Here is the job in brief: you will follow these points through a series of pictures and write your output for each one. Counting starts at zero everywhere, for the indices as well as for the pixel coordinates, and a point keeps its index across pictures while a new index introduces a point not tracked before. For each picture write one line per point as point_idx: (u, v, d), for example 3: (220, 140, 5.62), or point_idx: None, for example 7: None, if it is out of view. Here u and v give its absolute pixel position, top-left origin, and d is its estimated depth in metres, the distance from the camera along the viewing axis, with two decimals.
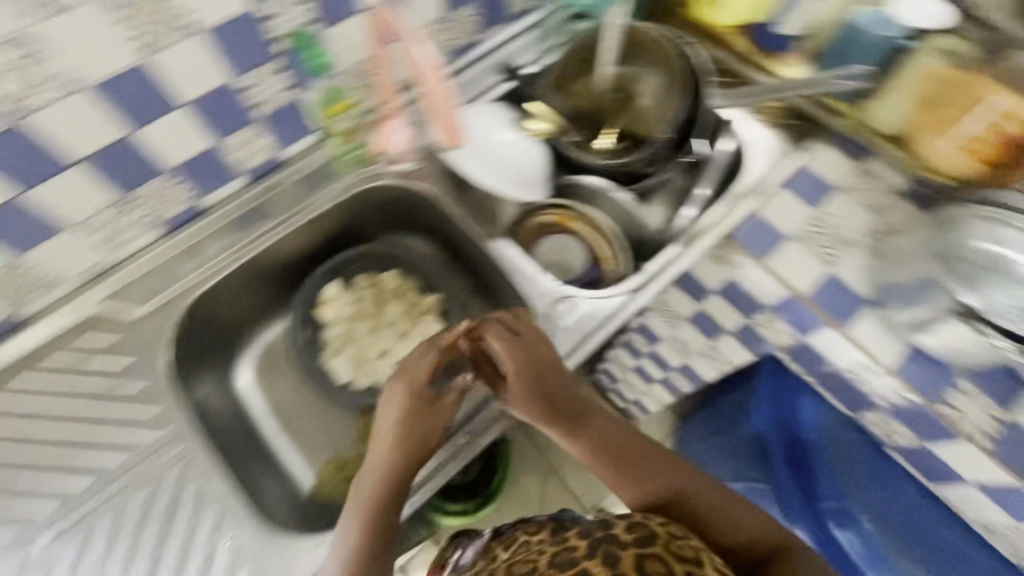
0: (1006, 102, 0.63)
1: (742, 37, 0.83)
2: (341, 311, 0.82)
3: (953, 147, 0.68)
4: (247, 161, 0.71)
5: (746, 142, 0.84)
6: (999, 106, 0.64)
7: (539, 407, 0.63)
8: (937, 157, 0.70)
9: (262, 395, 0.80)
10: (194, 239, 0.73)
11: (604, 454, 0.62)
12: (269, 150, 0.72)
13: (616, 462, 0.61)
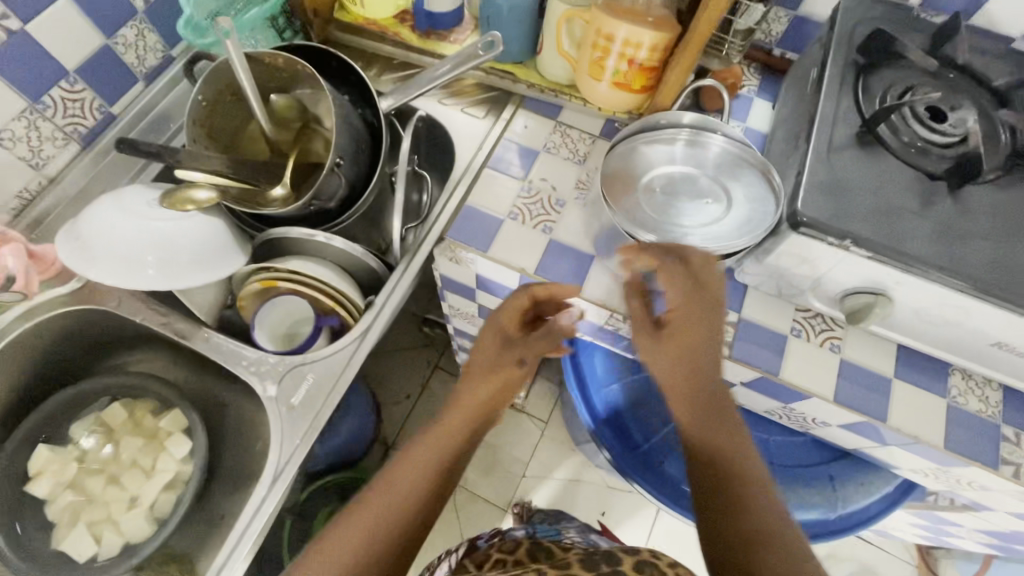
0: (623, 29, 0.61)
1: (406, 25, 0.78)
2: (65, 477, 0.69)
3: (599, 83, 0.68)
4: None
5: (448, 127, 0.81)
6: (618, 36, 0.62)
7: (679, 376, 0.51)
8: (592, 92, 0.70)
9: None
10: None
11: (694, 401, 0.51)
12: None
13: (699, 404, 0.51)
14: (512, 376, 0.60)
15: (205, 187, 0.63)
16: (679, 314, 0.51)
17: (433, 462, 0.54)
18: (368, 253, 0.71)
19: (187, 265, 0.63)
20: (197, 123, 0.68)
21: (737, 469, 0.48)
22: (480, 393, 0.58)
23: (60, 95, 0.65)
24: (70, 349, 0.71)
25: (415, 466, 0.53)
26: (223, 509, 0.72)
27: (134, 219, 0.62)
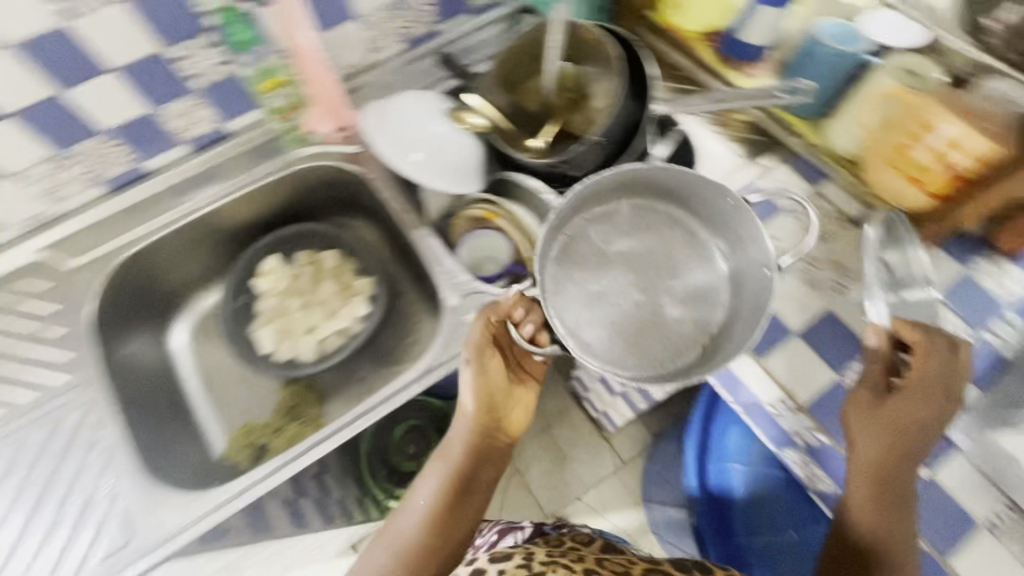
0: (951, 131, 0.57)
1: (709, 45, 0.80)
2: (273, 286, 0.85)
3: (887, 173, 0.64)
4: (187, 131, 0.74)
5: (702, 148, 0.80)
6: (945, 135, 0.58)
7: (452, 482, 0.67)
8: (876, 177, 0.66)
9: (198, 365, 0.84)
10: (137, 199, 0.76)
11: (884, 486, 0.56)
12: (209, 123, 0.75)
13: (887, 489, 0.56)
14: (490, 407, 0.67)
15: (479, 115, 0.73)
16: (905, 411, 0.56)
17: (444, 483, 0.67)
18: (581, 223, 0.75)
19: (441, 168, 0.73)
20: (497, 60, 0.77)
21: (899, 529, 0.56)
22: (455, 447, 0.68)
23: (414, 4, 0.79)
24: (321, 193, 0.86)
25: (429, 497, 0.67)
26: (362, 374, 0.83)
27: (425, 116, 0.73)
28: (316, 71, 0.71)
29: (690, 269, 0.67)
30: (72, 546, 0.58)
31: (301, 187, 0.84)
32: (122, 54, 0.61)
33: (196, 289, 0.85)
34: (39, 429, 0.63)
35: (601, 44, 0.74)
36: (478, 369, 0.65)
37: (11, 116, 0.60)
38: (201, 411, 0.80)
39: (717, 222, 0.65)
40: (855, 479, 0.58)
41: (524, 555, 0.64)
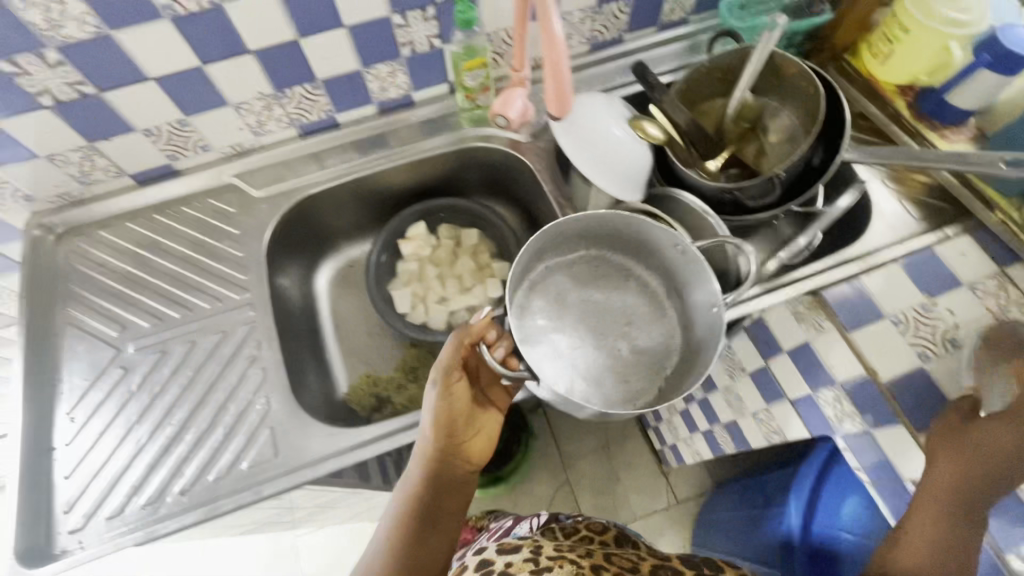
0: None
1: (904, 99, 0.78)
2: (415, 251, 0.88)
3: None
4: (382, 92, 0.79)
5: (875, 201, 0.77)
6: None
7: (411, 517, 0.63)
8: None
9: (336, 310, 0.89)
10: (322, 146, 0.81)
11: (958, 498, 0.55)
12: (402, 89, 0.79)
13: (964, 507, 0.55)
14: (450, 431, 0.62)
15: (656, 126, 0.75)
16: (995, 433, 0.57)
17: (404, 508, 0.63)
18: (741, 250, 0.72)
19: (613, 171, 0.74)
20: (684, 77, 0.78)
21: (964, 546, 0.54)
22: (414, 474, 0.63)
23: (612, 10, 0.80)
24: (478, 172, 0.89)
25: (391, 520, 0.63)
26: None
27: (606, 118, 0.74)
28: (561, 53, 0.68)
29: (635, 309, 0.73)
30: (223, 449, 0.63)
31: (463, 164, 0.87)
32: (358, 12, 0.66)
33: (346, 239, 0.90)
34: (211, 336, 0.69)
35: (800, 80, 0.74)
36: (445, 394, 0.62)
37: (250, 51, 0.65)
38: (333, 355, 0.85)
39: (646, 255, 0.72)
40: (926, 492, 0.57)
41: (531, 549, 0.62)
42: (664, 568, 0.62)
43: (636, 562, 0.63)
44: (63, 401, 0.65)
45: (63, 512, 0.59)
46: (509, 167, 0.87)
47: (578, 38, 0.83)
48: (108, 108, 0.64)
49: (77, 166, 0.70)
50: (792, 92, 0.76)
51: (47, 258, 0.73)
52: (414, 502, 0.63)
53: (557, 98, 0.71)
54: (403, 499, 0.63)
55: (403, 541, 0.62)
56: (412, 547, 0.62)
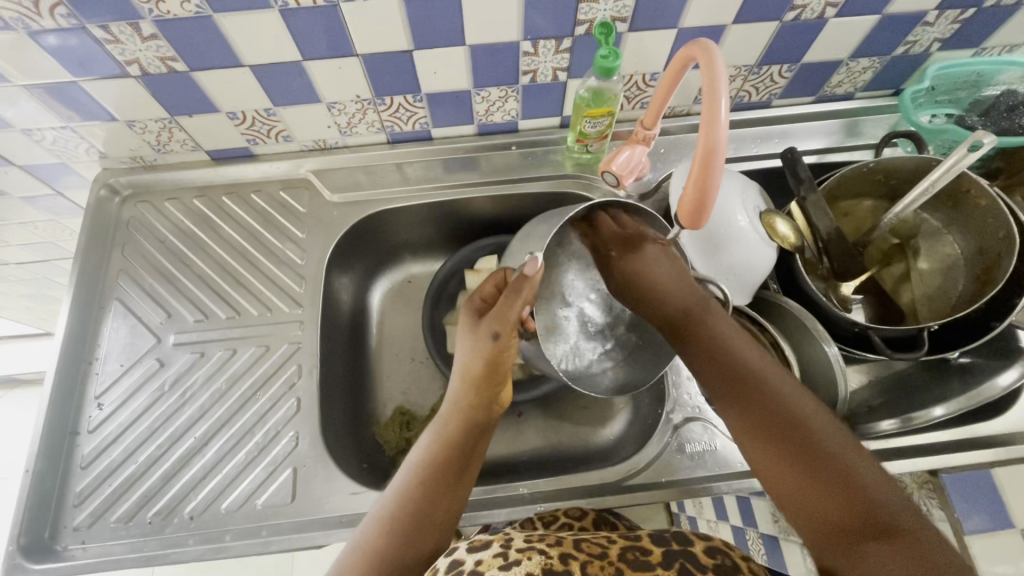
0: None
1: None
2: None
3: None
4: (486, 115, 0.70)
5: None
6: None
7: (439, 464, 0.54)
8: None
9: (385, 325, 0.80)
10: (408, 157, 0.73)
11: (762, 433, 0.49)
12: (509, 115, 0.70)
13: (798, 438, 0.47)
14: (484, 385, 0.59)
15: (786, 222, 0.62)
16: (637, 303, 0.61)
17: (437, 449, 0.56)
18: (847, 385, 0.60)
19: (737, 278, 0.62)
20: (840, 172, 0.65)
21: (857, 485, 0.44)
22: (451, 419, 0.58)
23: (772, 71, 0.68)
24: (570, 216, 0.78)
25: (420, 464, 0.55)
26: (520, 410, 0.76)
27: (745, 210, 0.61)
28: (720, 144, 0.43)
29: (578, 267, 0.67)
30: (239, 478, 0.59)
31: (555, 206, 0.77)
32: (484, 33, 0.57)
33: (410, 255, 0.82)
34: (255, 347, 0.65)
35: (987, 210, 0.60)
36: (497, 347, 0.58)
37: (359, 55, 0.57)
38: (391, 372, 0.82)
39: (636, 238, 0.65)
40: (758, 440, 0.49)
41: (502, 540, 0.47)
42: (632, 552, 0.46)
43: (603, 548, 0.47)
44: (96, 382, 0.62)
45: (74, 505, 0.57)
46: None
47: None
48: (195, 87, 0.59)
49: (156, 135, 0.66)
50: (966, 217, 0.64)
51: (110, 221, 0.70)
52: (445, 448, 0.55)
53: (690, 218, 0.49)
54: (437, 444, 0.56)
55: (434, 489, 0.53)
56: (440, 500, 0.52)
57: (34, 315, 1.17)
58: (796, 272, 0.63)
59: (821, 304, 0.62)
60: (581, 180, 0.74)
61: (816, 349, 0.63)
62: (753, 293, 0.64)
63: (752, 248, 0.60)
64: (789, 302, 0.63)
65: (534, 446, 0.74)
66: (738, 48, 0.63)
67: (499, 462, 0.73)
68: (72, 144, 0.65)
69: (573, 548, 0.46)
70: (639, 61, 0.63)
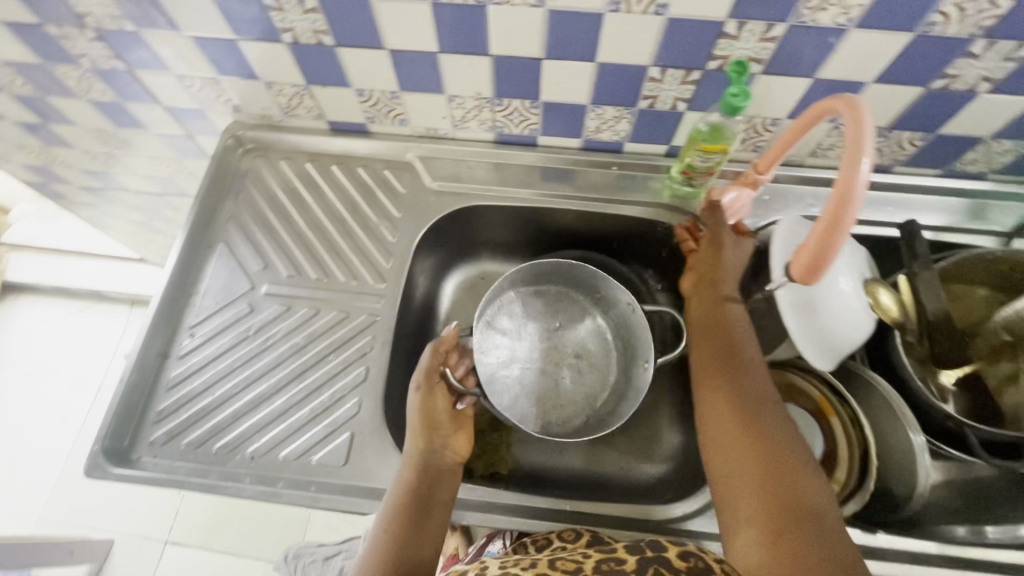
0: None
1: None
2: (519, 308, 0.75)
3: None
4: (595, 131, 0.70)
5: None
6: None
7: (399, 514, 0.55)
8: None
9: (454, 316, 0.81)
10: (510, 158, 0.75)
11: (750, 461, 0.52)
12: (617, 135, 0.70)
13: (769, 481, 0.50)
14: (430, 432, 0.60)
15: (890, 294, 0.58)
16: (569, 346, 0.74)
17: (394, 502, 0.56)
18: (930, 477, 0.56)
19: (826, 344, 0.59)
20: (961, 255, 0.61)
21: (807, 532, 0.47)
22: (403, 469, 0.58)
23: (902, 137, 0.65)
24: (655, 245, 0.77)
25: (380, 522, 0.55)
26: None
27: (849, 275, 0.58)
28: (852, 210, 0.42)
29: (557, 310, 0.76)
30: (301, 431, 0.62)
31: (642, 233, 0.76)
32: (616, 53, 0.57)
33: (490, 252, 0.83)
34: (335, 311, 0.68)
35: None
36: (428, 398, 0.61)
37: (491, 55, 0.60)
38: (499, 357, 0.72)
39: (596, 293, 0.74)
40: (719, 436, 0.55)
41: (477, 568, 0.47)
42: (608, 562, 0.47)
43: (578, 563, 0.46)
44: (192, 314, 0.67)
45: (153, 421, 0.62)
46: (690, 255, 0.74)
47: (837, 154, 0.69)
48: (335, 61, 0.63)
49: (287, 99, 0.71)
50: None
51: (230, 169, 0.76)
52: (402, 496, 0.56)
53: (800, 273, 0.48)
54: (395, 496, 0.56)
55: (399, 534, 0.54)
56: (405, 541, 0.54)
57: (136, 240, 1.29)
58: (893, 349, 0.60)
59: (916, 388, 0.58)
60: (675, 211, 0.73)
61: (900, 432, 0.59)
62: (841, 359, 0.60)
63: (850, 315, 0.58)
64: (881, 380, 0.59)
65: (576, 466, 0.74)
66: (872, 108, 0.61)
67: (540, 476, 0.73)
68: (215, 94, 0.71)
69: (547, 568, 0.45)
70: (764, 104, 0.62)
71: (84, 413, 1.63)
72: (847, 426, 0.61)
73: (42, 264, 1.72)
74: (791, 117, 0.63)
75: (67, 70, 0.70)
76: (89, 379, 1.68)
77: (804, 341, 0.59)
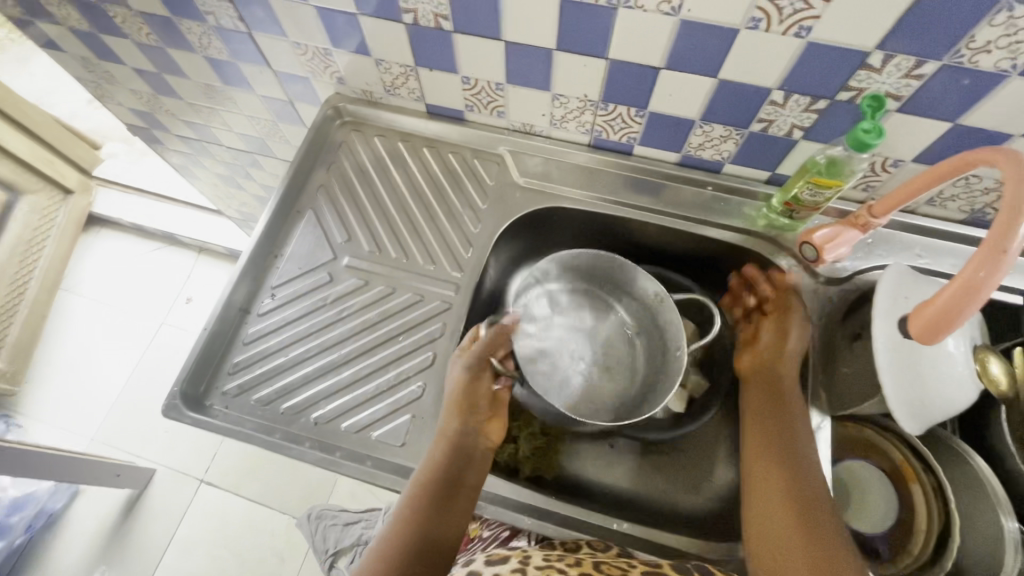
0: None
1: None
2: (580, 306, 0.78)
3: None
4: (697, 148, 0.68)
5: None
6: None
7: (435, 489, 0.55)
8: None
9: None
10: (602, 164, 0.74)
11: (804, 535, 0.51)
12: (720, 155, 0.68)
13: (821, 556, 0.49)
14: (465, 414, 0.60)
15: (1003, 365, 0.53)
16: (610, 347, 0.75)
17: (428, 475, 0.56)
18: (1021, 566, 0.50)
19: (924, 406, 0.54)
20: None
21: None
22: (436, 448, 0.58)
23: None
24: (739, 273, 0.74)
25: (414, 493, 0.56)
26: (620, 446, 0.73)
27: (958, 336, 0.54)
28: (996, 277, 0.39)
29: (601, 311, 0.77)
30: (364, 406, 0.63)
31: (727, 259, 0.73)
32: (741, 72, 0.55)
33: None
34: (409, 293, 0.69)
35: None
36: (472, 382, 0.61)
37: (608, 59, 0.58)
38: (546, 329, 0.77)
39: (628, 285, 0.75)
40: (759, 486, 0.56)
41: (522, 558, 0.48)
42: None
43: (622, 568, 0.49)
44: (275, 276, 0.69)
45: (228, 372, 0.64)
46: None
47: (960, 206, 0.64)
48: (449, 46, 0.63)
49: (392, 78, 0.71)
50: None
51: (326, 139, 0.78)
52: (436, 472, 0.56)
53: (917, 332, 0.45)
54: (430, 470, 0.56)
55: (434, 507, 0.55)
56: (438, 514, 0.55)
57: (217, 193, 1.34)
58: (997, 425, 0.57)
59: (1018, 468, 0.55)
60: (767, 241, 0.70)
61: (989, 514, 0.54)
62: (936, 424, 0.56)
63: (955, 379, 0.54)
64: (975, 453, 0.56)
65: (623, 486, 0.72)
66: None
67: (585, 490, 0.71)
68: (325, 65, 0.73)
69: (592, 568, 0.48)
70: (891, 143, 0.58)
71: (143, 347, 1.73)
72: (931, 497, 0.57)
73: (126, 202, 1.83)
74: (917, 160, 0.59)
75: (193, 26, 0.73)
76: (152, 316, 1.77)
77: (900, 401, 0.54)
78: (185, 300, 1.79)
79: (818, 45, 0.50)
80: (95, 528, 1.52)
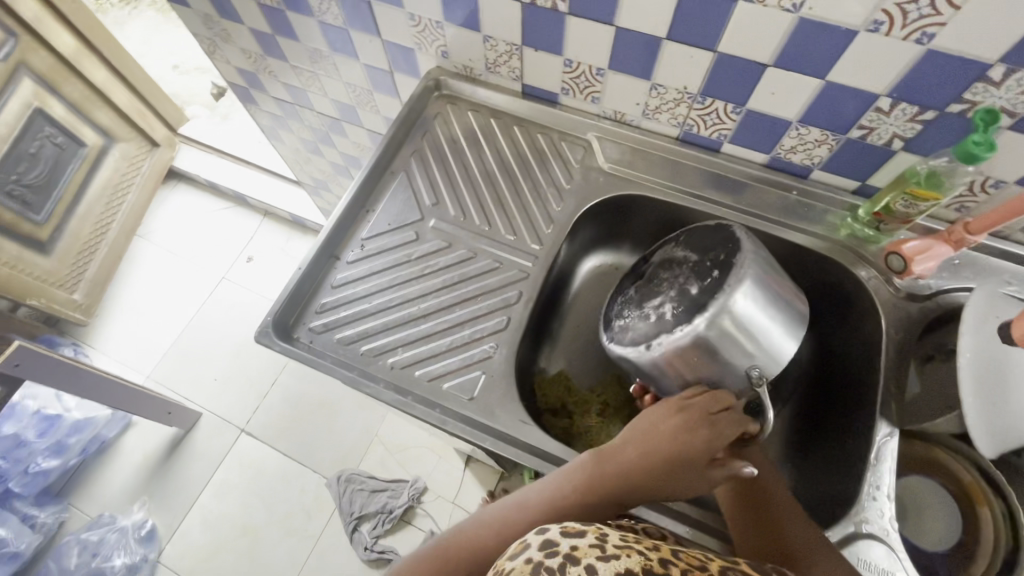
0: None
1: None
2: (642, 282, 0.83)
3: None
4: (788, 150, 0.68)
5: None
6: None
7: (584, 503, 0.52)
8: None
9: (583, 297, 0.83)
10: (687, 158, 0.75)
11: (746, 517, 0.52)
12: (810, 160, 0.68)
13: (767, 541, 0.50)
14: (666, 469, 0.52)
15: None
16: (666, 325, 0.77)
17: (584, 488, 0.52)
18: None
19: (1002, 427, 0.54)
20: None
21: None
22: (610, 470, 0.52)
23: None
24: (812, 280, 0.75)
25: (558, 493, 0.53)
26: None
27: None
28: None
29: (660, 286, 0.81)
30: (439, 358, 0.66)
31: (802, 265, 0.74)
32: (851, 75, 0.56)
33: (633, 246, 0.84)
34: (489, 259, 0.72)
35: None
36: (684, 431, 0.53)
37: (717, 51, 0.60)
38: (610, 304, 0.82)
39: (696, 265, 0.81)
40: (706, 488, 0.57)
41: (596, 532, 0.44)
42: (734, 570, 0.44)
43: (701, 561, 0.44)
44: (365, 229, 0.74)
45: (315, 311, 0.69)
46: (850, 300, 0.71)
47: None
48: (560, 28, 0.66)
49: (496, 55, 0.75)
50: None
51: (422, 108, 0.82)
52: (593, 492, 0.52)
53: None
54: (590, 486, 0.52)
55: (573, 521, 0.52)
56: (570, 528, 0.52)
57: (295, 157, 1.41)
58: None
59: None
60: (847, 251, 0.70)
61: None
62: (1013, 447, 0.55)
63: None
64: None
65: None
66: None
67: None
68: (433, 38, 0.77)
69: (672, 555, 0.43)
70: (996, 162, 0.57)
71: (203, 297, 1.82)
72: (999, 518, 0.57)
73: (204, 161, 1.94)
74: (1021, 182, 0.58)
75: None
76: (215, 269, 1.87)
77: (976, 417, 0.54)
78: (247, 257, 1.88)
79: (938, 52, 0.50)
80: (141, 460, 1.60)
